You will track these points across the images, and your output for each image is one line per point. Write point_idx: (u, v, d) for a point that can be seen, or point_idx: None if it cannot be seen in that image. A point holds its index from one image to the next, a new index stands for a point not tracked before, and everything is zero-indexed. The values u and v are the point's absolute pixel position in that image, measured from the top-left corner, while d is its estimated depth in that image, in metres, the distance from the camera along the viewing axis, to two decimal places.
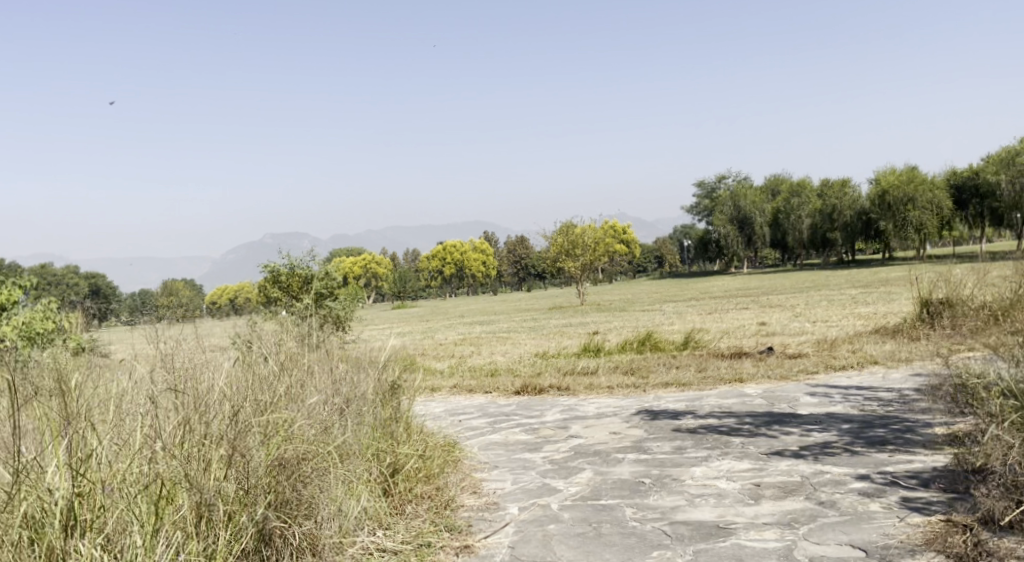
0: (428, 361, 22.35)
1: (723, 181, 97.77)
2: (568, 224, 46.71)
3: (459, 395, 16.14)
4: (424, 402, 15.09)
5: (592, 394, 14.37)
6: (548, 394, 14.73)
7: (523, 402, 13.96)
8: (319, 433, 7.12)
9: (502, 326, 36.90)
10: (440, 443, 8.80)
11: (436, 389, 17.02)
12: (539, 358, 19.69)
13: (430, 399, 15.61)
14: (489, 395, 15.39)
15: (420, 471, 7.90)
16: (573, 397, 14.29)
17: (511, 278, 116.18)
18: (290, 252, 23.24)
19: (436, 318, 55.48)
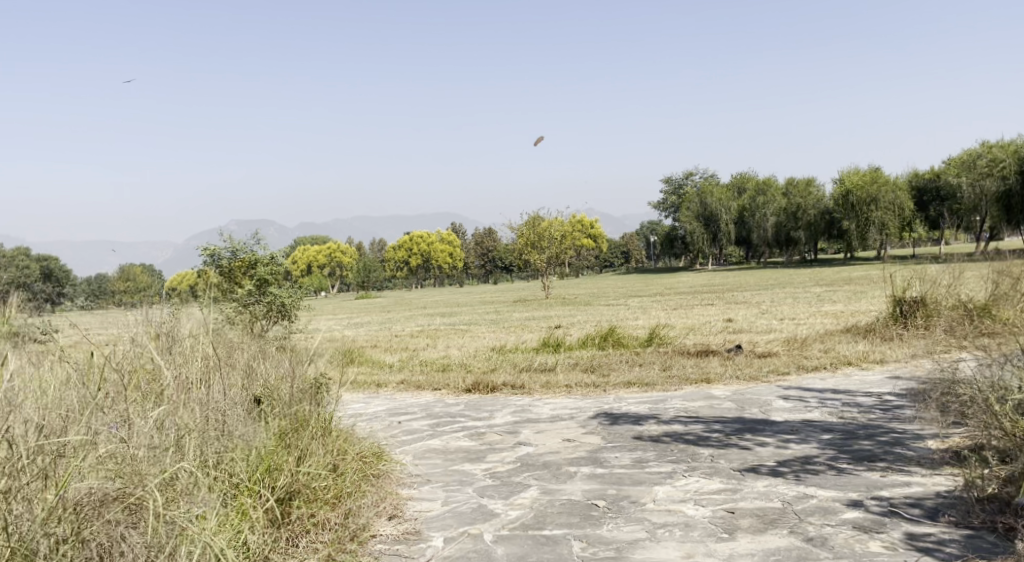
0: (378, 354, 21.09)
1: (691, 178, 97.16)
2: (535, 216, 45.55)
3: (405, 392, 14.92)
4: (364, 400, 13.86)
5: (548, 394, 13.22)
6: (501, 393, 13.57)
7: (472, 402, 12.77)
8: (154, 457, 6.22)
9: (463, 318, 35.64)
10: (362, 454, 7.73)
11: (382, 386, 15.78)
12: (496, 353, 18.52)
13: (374, 396, 14.38)
14: (438, 393, 14.20)
15: (327, 494, 6.86)
16: (527, 396, 13.13)
17: (478, 271, 114.81)
18: (233, 235, 21.83)
19: (398, 309, 54.13)
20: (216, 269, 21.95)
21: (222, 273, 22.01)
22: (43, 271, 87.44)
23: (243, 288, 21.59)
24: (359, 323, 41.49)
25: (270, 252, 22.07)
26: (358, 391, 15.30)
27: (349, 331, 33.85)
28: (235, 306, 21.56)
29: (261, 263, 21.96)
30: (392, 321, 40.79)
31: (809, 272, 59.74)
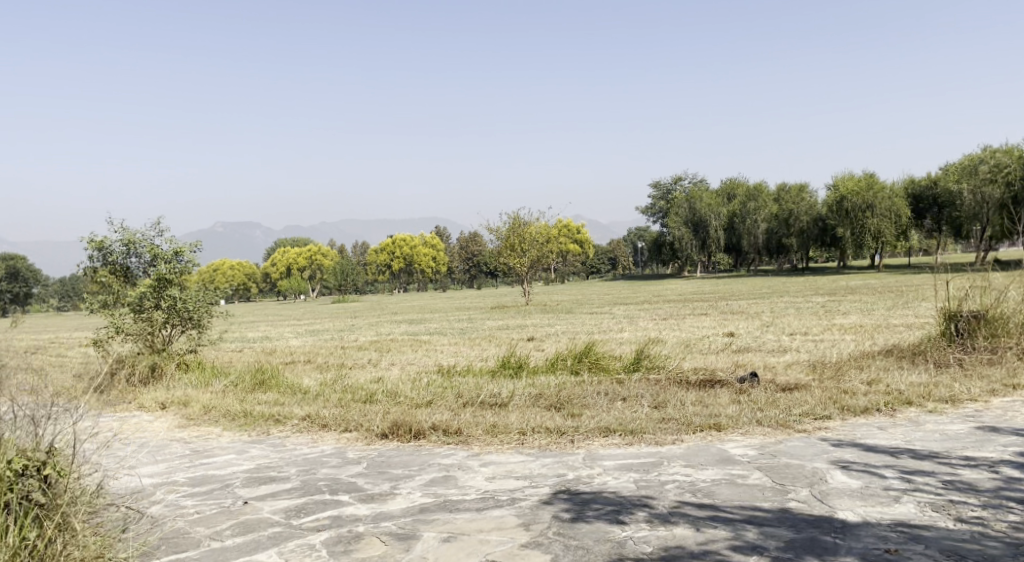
0: (298, 380, 17.16)
1: (680, 183, 93.42)
2: (515, 217, 41.23)
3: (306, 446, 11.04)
4: (236, 463, 10.16)
5: (491, 448, 9.35)
6: (427, 450, 9.68)
7: (380, 471, 8.89)
8: None
9: (429, 327, 31.65)
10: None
11: (283, 437, 12.30)
12: (440, 376, 14.59)
13: (259, 455, 10.55)
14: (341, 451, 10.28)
15: None
16: (462, 453, 9.25)
17: (461, 276, 110.39)
18: (127, 230, 19.79)
19: (369, 314, 50.01)
20: (106, 265, 19.90)
21: (115, 269, 19.95)
22: (9, 272, 83.68)
23: (139, 291, 19.58)
24: (316, 329, 37.42)
25: (173, 246, 20.03)
26: (230, 443, 12.35)
27: (293, 341, 29.82)
28: (130, 312, 19.62)
29: (161, 259, 19.92)
30: (352, 328, 36.68)
31: (805, 280, 55.87)
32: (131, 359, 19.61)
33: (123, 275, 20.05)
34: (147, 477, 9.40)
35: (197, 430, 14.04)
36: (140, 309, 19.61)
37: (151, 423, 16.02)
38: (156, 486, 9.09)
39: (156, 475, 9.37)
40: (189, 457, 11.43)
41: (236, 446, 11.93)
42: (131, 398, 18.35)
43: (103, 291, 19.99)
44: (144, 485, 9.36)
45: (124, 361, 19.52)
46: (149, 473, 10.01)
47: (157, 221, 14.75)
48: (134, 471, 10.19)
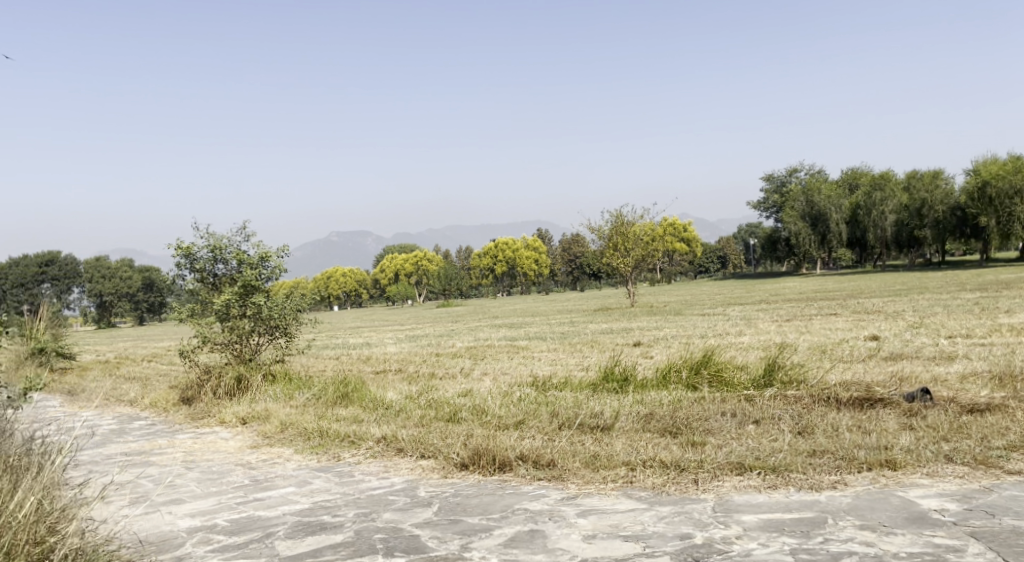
0: (383, 392, 15.62)
1: (796, 176, 88.78)
2: (618, 215, 38.87)
3: (375, 486, 9.35)
4: (292, 517, 8.64)
5: (594, 495, 7.44)
6: (514, 498, 7.84)
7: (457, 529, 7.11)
8: None
9: (529, 331, 29.88)
10: None
11: (353, 466, 10.77)
12: (536, 389, 12.66)
13: (317, 506, 8.97)
14: (413, 495, 8.55)
15: None
16: (558, 505, 7.34)
17: (565, 278, 108.02)
18: (212, 235, 18.79)
19: (471, 318, 48.68)
20: (193, 272, 18.93)
21: (201, 276, 18.98)
22: (139, 283, 88.31)
23: (224, 298, 18.49)
24: (415, 335, 36.23)
25: (259, 251, 19.00)
26: (296, 473, 11.02)
27: (389, 347, 28.52)
28: (216, 321, 18.61)
29: (246, 265, 18.90)
30: (450, 333, 35.28)
31: (943, 275, 51.27)
32: (218, 369, 18.71)
33: (210, 283, 19.07)
34: (186, 541, 8.15)
35: (268, 456, 12.67)
36: (226, 317, 18.56)
37: (227, 443, 14.85)
38: (189, 548, 7.86)
39: (194, 539, 8.14)
40: (244, 496, 10.12)
41: (296, 481, 10.52)
42: (214, 412, 17.40)
43: (191, 297, 19.12)
44: (180, 545, 8.09)
45: (211, 372, 18.66)
46: (191, 531, 8.79)
47: (243, 226, 14.72)
48: (176, 528, 9.00)
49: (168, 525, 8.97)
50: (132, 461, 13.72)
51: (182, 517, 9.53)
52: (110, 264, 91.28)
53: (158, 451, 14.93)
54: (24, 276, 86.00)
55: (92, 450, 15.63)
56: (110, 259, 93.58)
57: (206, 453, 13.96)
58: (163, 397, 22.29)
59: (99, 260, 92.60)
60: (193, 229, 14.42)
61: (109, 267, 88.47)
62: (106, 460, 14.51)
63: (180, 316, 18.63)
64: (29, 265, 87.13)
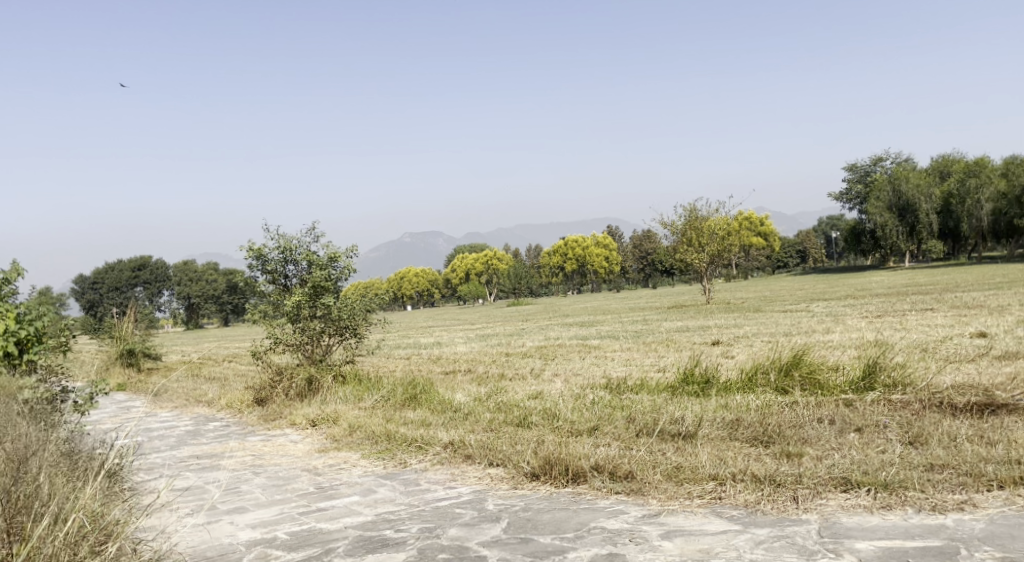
0: (453, 392, 15.02)
1: (881, 165, 85.71)
2: (692, 208, 37.67)
3: (441, 496, 8.71)
4: (352, 530, 8.06)
5: (680, 514, 6.70)
6: (590, 515, 7.12)
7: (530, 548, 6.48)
8: None
9: (601, 330, 29.09)
10: None
11: (419, 473, 10.01)
12: (612, 391, 11.89)
13: (379, 517, 8.35)
14: (481, 509, 7.90)
15: None
16: (640, 525, 6.62)
17: (636, 275, 106.47)
18: (282, 235, 18.51)
19: (541, 318, 47.99)
20: (264, 273, 18.66)
21: (272, 276, 18.71)
22: (224, 285, 90.90)
23: (294, 299, 18.14)
24: (486, 334, 35.70)
25: (328, 251, 18.62)
26: (361, 480, 10.30)
27: (459, 347, 28.05)
28: (286, 322, 18.30)
29: (316, 265, 18.55)
30: (522, 332, 34.66)
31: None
32: (289, 371, 18.37)
33: (281, 283, 18.78)
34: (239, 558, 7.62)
35: (334, 458, 12.14)
36: (297, 317, 18.22)
37: (295, 444, 14.36)
38: None
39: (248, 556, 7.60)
40: (306, 506, 9.55)
41: (360, 490, 9.82)
42: (285, 414, 17.07)
43: (262, 298, 18.86)
44: None
45: (282, 373, 18.35)
46: (246, 544, 8.25)
47: (312, 227, 15.02)
48: (231, 540, 8.47)
49: (223, 537, 8.46)
50: (199, 465, 13.37)
51: (241, 525, 9.03)
52: (196, 267, 93.80)
53: (227, 454, 14.36)
54: (117, 279, 88.45)
55: (165, 453, 15.33)
56: (195, 262, 96.36)
57: (272, 457, 13.25)
58: (236, 399, 22.15)
59: (186, 264, 95.27)
60: (264, 231, 14.74)
61: (196, 271, 91.17)
62: (175, 463, 13.97)
63: (252, 317, 18.39)
64: (122, 270, 89.49)
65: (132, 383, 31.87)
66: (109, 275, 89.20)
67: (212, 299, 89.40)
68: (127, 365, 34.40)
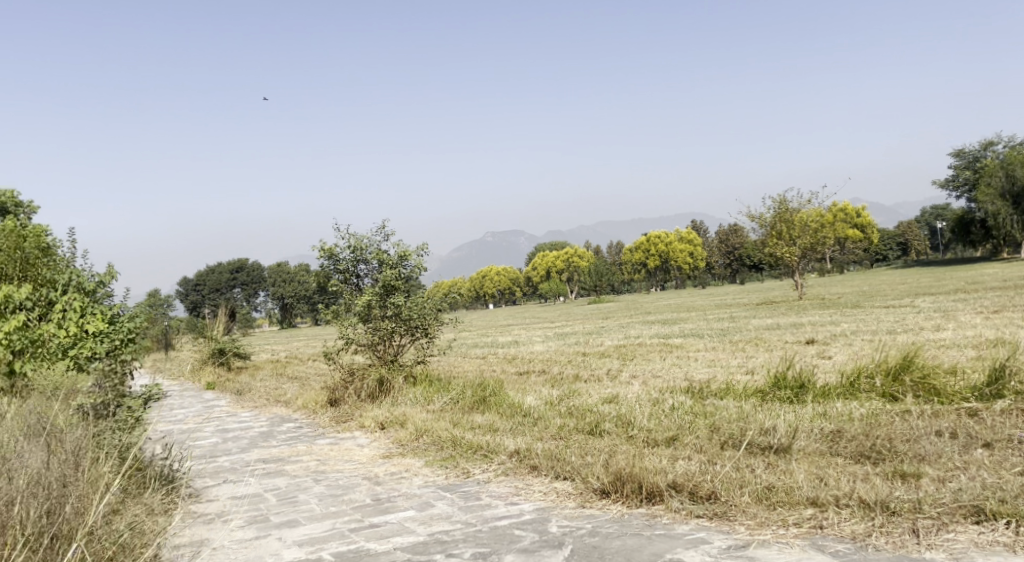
0: (526, 394, 14.13)
1: (988, 150, 81.17)
2: (782, 200, 35.94)
3: (502, 513, 7.80)
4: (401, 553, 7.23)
5: (779, 544, 5.95)
6: (670, 544, 6.20)
7: None
8: None
9: (687, 327, 27.82)
10: None
11: (481, 486, 9.11)
12: (695, 396, 10.81)
13: (433, 539, 7.51)
14: (544, 531, 7.01)
15: None
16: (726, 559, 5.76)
17: (724, 270, 103.71)
18: (353, 234, 17.96)
19: (626, 314, 46.75)
20: (335, 273, 18.13)
21: (343, 276, 18.16)
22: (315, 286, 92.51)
23: (365, 298, 17.55)
24: (566, 332, 34.76)
25: (399, 249, 17.99)
26: (420, 492, 9.40)
27: (538, 345, 27.17)
28: (357, 321, 17.71)
29: (387, 264, 17.93)
30: (604, 330, 33.59)
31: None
32: (361, 372, 17.78)
33: (353, 283, 18.21)
34: None
35: (397, 465, 11.37)
36: (368, 318, 17.65)
37: (362, 448, 13.67)
38: None
39: None
40: (359, 521, 8.38)
41: (418, 504, 8.79)
42: (356, 416, 16.42)
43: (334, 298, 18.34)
44: None
45: (354, 374, 17.77)
46: None
47: (381, 227, 15.25)
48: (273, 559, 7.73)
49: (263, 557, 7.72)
50: (261, 469, 12.77)
51: (285, 539, 8.28)
52: (288, 268, 95.70)
53: (293, 458, 13.49)
54: (218, 281, 91.67)
55: (234, 456, 14.58)
56: (287, 263, 98.37)
57: (337, 463, 12.34)
58: (311, 396, 21.42)
59: (279, 266, 97.37)
60: (335, 230, 15.08)
61: (288, 272, 92.95)
62: (240, 468, 13.07)
63: (324, 318, 17.89)
64: (221, 272, 92.97)
65: (217, 382, 32.09)
66: (210, 278, 93.01)
67: (304, 300, 91.14)
68: (217, 364, 34.94)
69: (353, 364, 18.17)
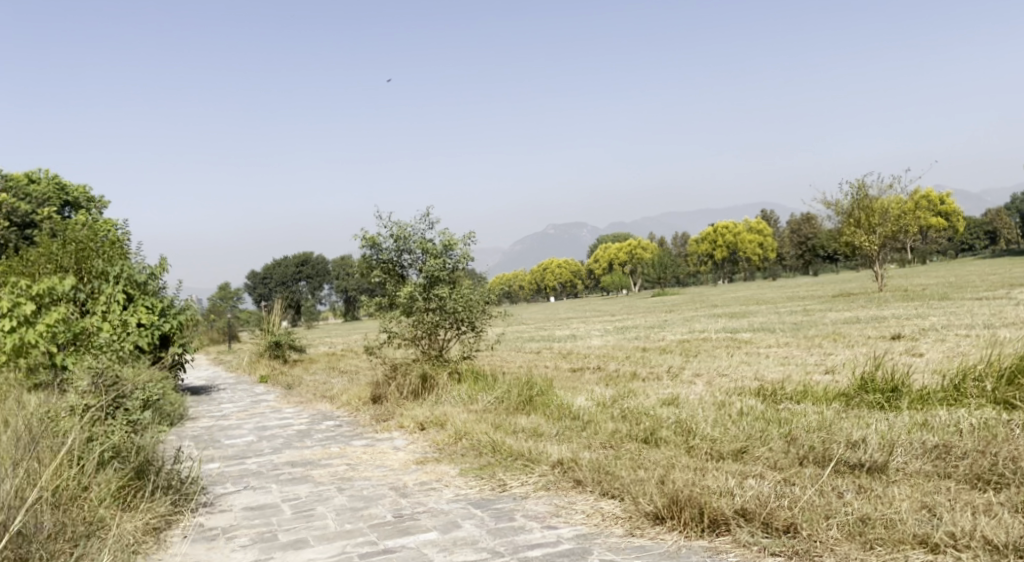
0: (577, 393, 12.86)
1: None
2: (861, 185, 33.83)
3: (539, 538, 6.57)
4: None
5: None
6: None
7: None
8: None
9: (757, 320, 26.16)
10: None
11: (517, 502, 7.92)
12: (767, 400, 9.44)
13: None
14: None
15: None
16: None
17: (794, 262, 100.35)
18: (398, 223, 16.94)
19: (692, 307, 44.91)
20: (379, 264, 17.08)
21: (387, 268, 17.08)
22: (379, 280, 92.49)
23: (409, 291, 16.52)
24: (627, 326, 33.32)
25: (444, 239, 16.91)
26: (448, 508, 8.26)
27: (597, 339, 25.82)
28: (402, 316, 16.67)
29: (432, 255, 16.87)
30: (668, 323, 32.02)
31: None
32: (405, 368, 16.73)
33: (398, 276, 17.13)
34: None
35: (432, 471, 10.22)
36: (412, 311, 16.61)
37: (399, 449, 12.58)
38: None
39: None
40: (374, 545, 7.24)
41: (442, 524, 7.61)
42: (398, 414, 15.34)
43: (378, 292, 17.32)
44: None
45: (398, 370, 16.73)
46: None
47: (427, 214, 14.57)
48: None
49: None
50: (286, 474, 11.73)
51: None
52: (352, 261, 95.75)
53: (324, 461, 12.45)
54: (285, 275, 92.29)
55: (264, 457, 13.60)
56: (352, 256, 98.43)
57: (368, 469, 11.25)
58: (357, 391, 20.45)
59: (344, 259, 97.56)
60: (379, 218, 14.14)
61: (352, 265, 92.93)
62: (266, 472, 12.06)
63: (367, 312, 16.90)
64: (288, 265, 93.54)
65: (272, 374, 31.54)
66: (277, 272, 93.74)
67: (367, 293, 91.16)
68: (274, 357, 34.46)
69: (396, 359, 17.20)
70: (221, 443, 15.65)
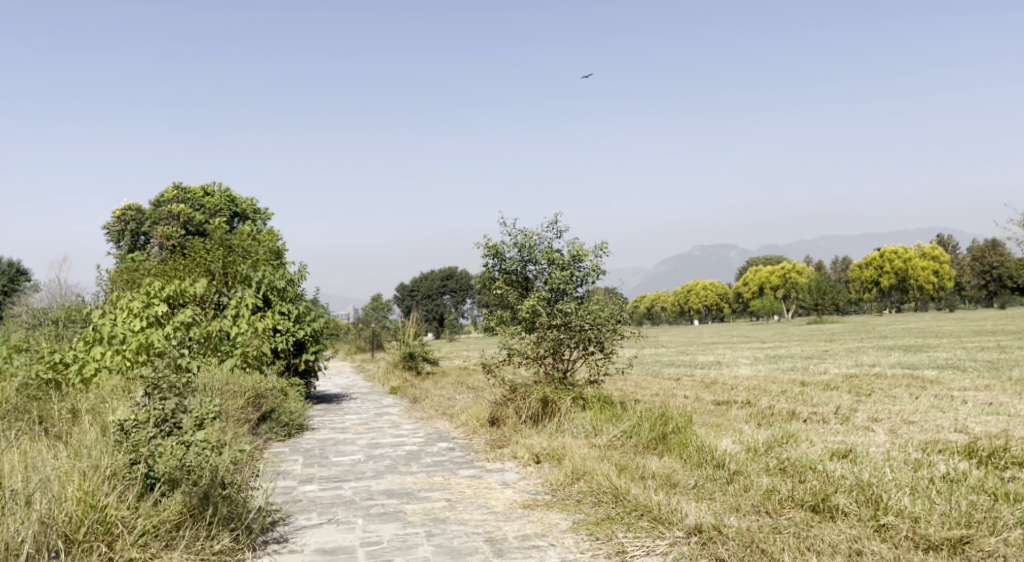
0: (726, 432, 10.65)
1: None
2: None
3: None
4: None
5: None
6: None
7: None
8: None
9: (942, 355, 22.76)
10: None
11: None
12: (985, 466, 7.13)
13: None
14: None
15: None
16: None
17: (975, 292, 91.92)
18: (524, 230, 15.26)
19: (859, 337, 40.97)
20: (502, 275, 15.44)
21: (510, 279, 15.42)
22: None
23: (531, 305, 14.78)
24: (784, 354, 30.31)
25: (573, 248, 15.08)
26: None
27: (748, 367, 23.16)
28: (523, 332, 14.96)
29: (559, 266, 15.08)
30: (833, 354, 28.81)
31: None
32: (525, 390, 14.96)
33: (523, 288, 15.42)
34: None
35: (537, 521, 8.35)
36: (536, 327, 14.86)
37: (507, 484, 10.76)
38: None
39: None
40: None
41: None
42: (513, 442, 13.57)
43: (498, 306, 15.68)
44: None
45: (517, 391, 14.97)
46: None
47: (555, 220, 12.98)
48: None
49: None
50: (374, 507, 10.08)
51: None
52: None
53: (421, 493, 10.77)
54: (431, 288, 92.94)
55: (362, 482, 11.94)
56: None
57: (465, 509, 9.46)
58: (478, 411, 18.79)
59: None
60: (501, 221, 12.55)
61: None
62: (355, 502, 10.44)
63: (487, 326, 15.28)
64: (434, 279, 94.10)
65: (403, 387, 30.41)
66: (424, 285, 94.46)
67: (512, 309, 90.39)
68: (408, 368, 33.42)
69: (516, 380, 15.43)
70: (333, 461, 14.21)
